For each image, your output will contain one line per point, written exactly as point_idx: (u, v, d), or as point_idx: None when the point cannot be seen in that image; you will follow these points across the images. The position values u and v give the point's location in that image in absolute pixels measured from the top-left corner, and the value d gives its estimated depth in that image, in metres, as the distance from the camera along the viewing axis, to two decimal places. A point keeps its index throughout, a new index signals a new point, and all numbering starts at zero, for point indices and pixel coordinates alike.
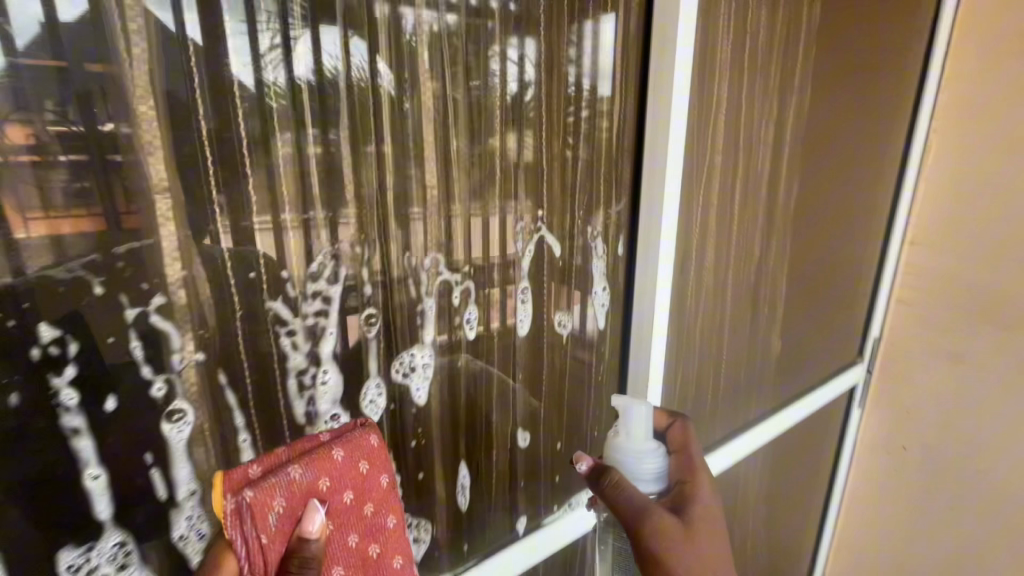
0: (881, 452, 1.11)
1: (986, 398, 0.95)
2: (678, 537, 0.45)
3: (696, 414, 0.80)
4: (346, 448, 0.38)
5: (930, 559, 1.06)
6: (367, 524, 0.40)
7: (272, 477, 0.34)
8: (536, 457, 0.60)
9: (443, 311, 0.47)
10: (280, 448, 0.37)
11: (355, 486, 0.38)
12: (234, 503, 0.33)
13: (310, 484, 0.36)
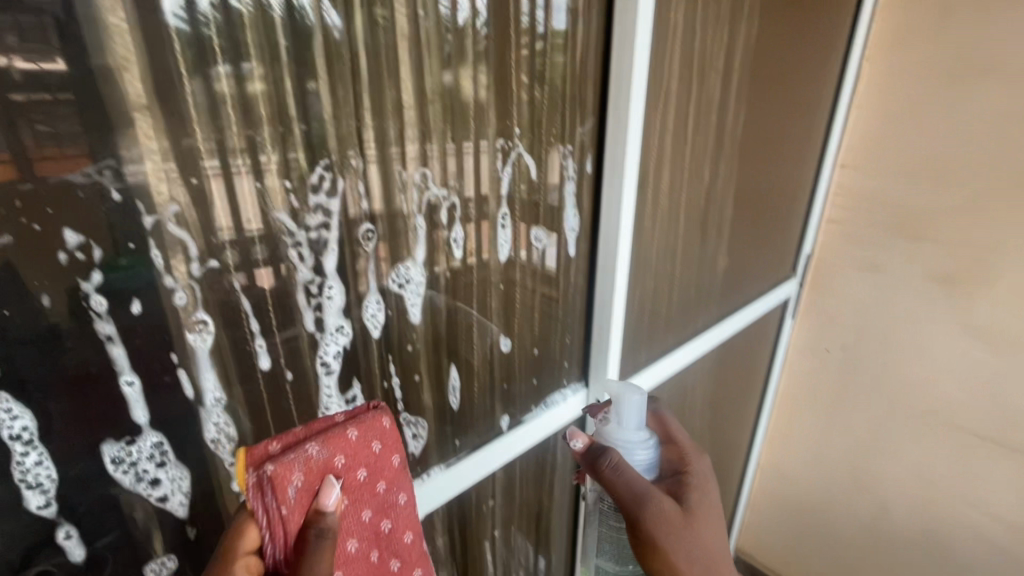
0: (808, 355, 1.26)
1: (893, 302, 1.09)
2: (676, 519, 0.54)
3: (652, 324, 0.89)
4: (359, 428, 0.43)
5: (844, 443, 1.24)
6: (379, 498, 0.46)
7: (292, 457, 0.39)
8: (515, 363, 0.66)
9: (431, 228, 0.51)
10: (297, 426, 0.42)
11: (367, 464, 0.44)
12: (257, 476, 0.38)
13: (327, 462, 0.41)
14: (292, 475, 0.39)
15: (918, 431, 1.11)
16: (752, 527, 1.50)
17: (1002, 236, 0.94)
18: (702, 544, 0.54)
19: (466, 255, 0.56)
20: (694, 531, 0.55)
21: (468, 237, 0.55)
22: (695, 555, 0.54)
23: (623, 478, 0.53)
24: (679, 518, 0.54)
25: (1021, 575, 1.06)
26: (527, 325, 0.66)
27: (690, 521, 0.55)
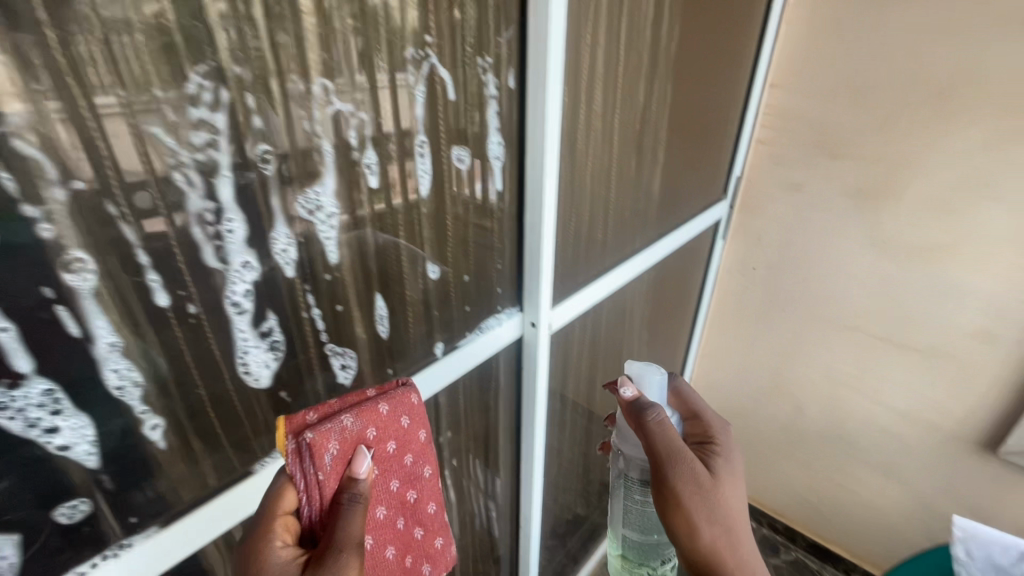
0: (737, 274, 1.32)
1: (814, 219, 1.15)
2: (706, 480, 0.62)
3: (588, 249, 0.90)
4: (386, 403, 0.53)
5: (766, 354, 1.35)
6: (402, 469, 0.56)
7: (330, 426, 0.48)
8: (447, 288, 0.65)
9: (338, 151, 0.47)
10: (331, 401, 0.51)
11: (393, 436, 0.54)
12: (297, 443, 0.47)
13: (359, 432, 0.50)
14: (329, 442, 0.48)
15: (830, 339, 1.21)
16: None
17: (912, 152, 0.99)
18: (726, 506, 0.63)
19: (383, 181, 0.52)
20: (721, 495, 0.63)
21: (382, 160, 0.51)
22: (720, 516, 0.62)
23: (665, 433, 0.62)
24: (708, 480, 0.63)
25: (904, 458, 1.21)
26: (459, 252, 0.65)
27: (717, 485, 0.64)
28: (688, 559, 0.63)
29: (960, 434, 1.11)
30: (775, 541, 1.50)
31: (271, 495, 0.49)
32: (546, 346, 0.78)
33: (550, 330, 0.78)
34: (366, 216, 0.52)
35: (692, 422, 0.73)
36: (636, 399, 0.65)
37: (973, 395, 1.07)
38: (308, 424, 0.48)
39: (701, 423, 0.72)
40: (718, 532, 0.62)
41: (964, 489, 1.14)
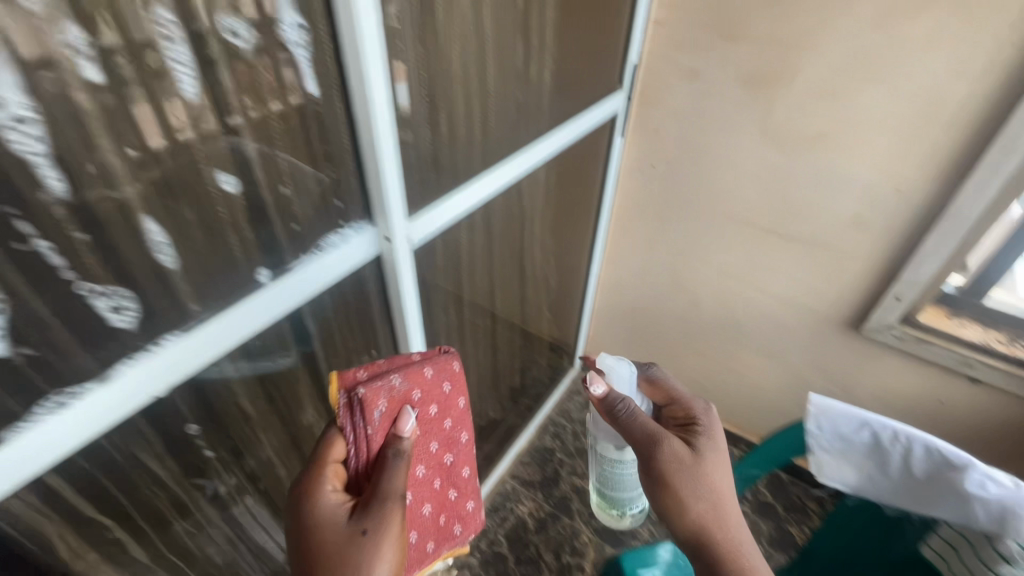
0: (638, 173, 1.28)
1: (713, 109, 1.09)
2: (685, 459, 0.72)
3: (469, 136, 0.83)
4: (430, 368, 0.70)
5: (665, 252, 1.36)
6: (441, 432, 0.74)
7: (379, 382, 0.64)
8: (257, 202, 0.55)
9: (3, 13, 0.33)
10: (380, 364, 0.67)
11: (433, 398, 0.71)
12: (349, 396, 0.63)
13: (405, 391, 0.67)
14: (378, 399, 0.64)
15: (721, 234, 1.23)
16: (595, 332, 1.71)
17: (801, 32, 0.94)
18: (711, 482, 0.72)
19: (109, 73, 0.39)
20: (706, 472, 0.72)
21: (97, 40, 0.38)
22: (706, 490, 0.71)
23: (635, 422, 0.73)
24: (688, 458, 0.73)
25: (783, 341, 1.30)
26: (266, 163, 0.54)
27: (700, 462, 0.73)
28: (686, 534, 0.71)
29: (830, 316, 1.19)
30: None
31: (328, 441, 0.65)
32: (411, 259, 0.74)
33: (410, 242, 0.72)
34: (90, 121, 0.40)
35: (672, 406, 0.82)
36: (607, 396, 0.75)
37: (844, 279, 1.13)
38: (358, 380, 0.65)
39: (683, 407, 0.80)
40: (706, 506, 0.70)
41: (830, 364, 1.25)
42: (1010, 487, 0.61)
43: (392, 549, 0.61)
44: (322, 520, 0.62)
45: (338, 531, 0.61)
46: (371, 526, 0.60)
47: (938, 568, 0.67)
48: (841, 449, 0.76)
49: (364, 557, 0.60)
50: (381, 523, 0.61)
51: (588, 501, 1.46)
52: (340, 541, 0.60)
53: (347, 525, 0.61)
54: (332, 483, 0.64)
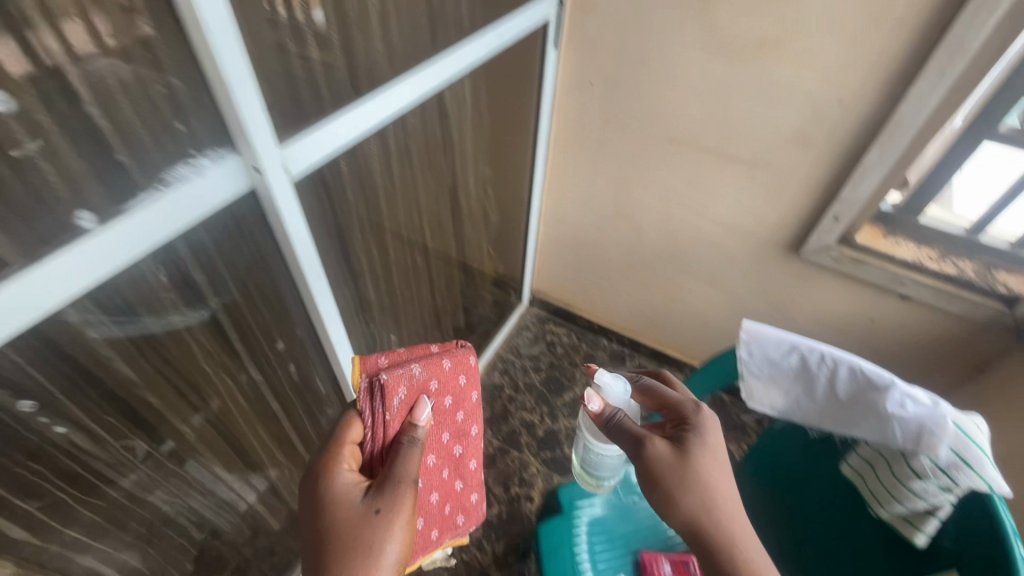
0: (577, 90, 1.18)
1: (653, 14, 0.99)
2: (668, 459, 0.68)
3: (367, 47, 0.71)
4: (448, 360, 0.75)
5: (607, 178, 1.29)
6: (453, 423, 0.77)
7: (399, 369, 0.70)
8: (64, 128, 0.44)
9: None
10: (400, 352, 0.73)
11: (449, 388, 0.75)
12: (369, 381, 0.69)
13: (421, 379, 0.71)
14: (398, 386, 0.69)
15: (663, 157, 1.16)
16: (542, 265, 1.66)
17: None
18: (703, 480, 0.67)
19: None
20: (692, 469, 0.67)
21: None
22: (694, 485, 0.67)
23: (629, 433, 0.71)
24: (672, 458, 0.68)
25: (723, 268, 1.28)
26: (65, 80, 0.43)
27: (686, 461, 0.68)
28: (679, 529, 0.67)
29: (771, 240, 1.16)
30: (621, 353, 1.66)
31: (343, 424, 0.71)
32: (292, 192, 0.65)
33: (289, 173, 0.63)
34: None
35: (669, 411, 0.77)
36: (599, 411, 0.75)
37: (786, 201, 1.09)
38: (378, 365, 0.71)
39: (677, 410, 0.76)
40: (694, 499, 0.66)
41: (770, 288, 1.24)
42: (927, 406, 0.60)
43: (401, 531, 0.65)
44: (336, 497, 0.65)
45: (351, 508, 0.64)
46: (383, 505, 0.64)
47: (856, 485, 0.68)
48: (770, 375, 0.75)
49: (374, 534, 0.63)
50: (392, 503, 0.64)
51: (536, 434, 1.48)
52: (353, 516, 0.64)
53: (361, 504, 0.65)
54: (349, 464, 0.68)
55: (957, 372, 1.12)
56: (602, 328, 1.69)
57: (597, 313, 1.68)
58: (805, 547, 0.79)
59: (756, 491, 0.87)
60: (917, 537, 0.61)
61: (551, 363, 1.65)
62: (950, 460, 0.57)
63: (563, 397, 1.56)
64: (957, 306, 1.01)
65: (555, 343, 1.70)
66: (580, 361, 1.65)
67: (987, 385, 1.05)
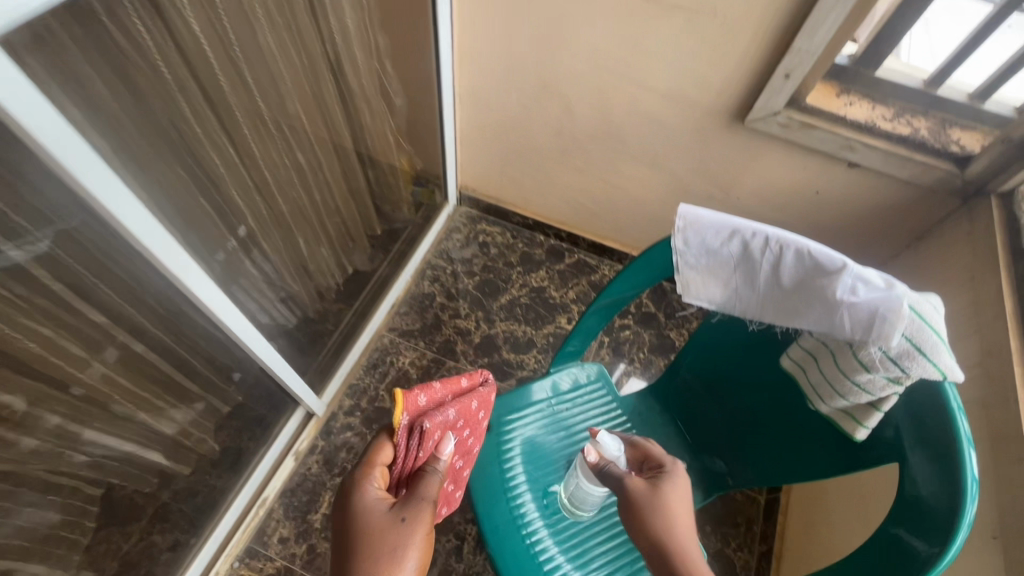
0: None
1: None
2: (640, 490, 0.63)
3: None
4: (476, 402, 0.75)
5: (526, 42, 1.07)
6: (463, 446, 0.75)
7: (437, 414, 0.67)
8: None
9: None
10: (434, 387, 0.69)
11: (469, 423, 0.74)
12: (409, 421, 0.65)
13: (452, 420, 0.70)
14: (436, 429, 0.67)
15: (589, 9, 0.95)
16: (466, 157, 1.46)
17: None
18: (670, 517, 0.61)
19: None
20: (661, 501, 0.62)
21: None
22: (659, 517, 0.61)
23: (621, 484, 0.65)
24: (647, 492, 0.63)
25: (660, 146, 1.14)
26: None
27: (658, 495, 0.63)
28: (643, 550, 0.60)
29: (714, 108, 1.02)
30: (559, 249, 1.56)
31: (371, 448, 0.67)
32: (26, 80, 0.47)
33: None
34: None
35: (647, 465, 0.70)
36: (597, 466, 0.69)
37: (732, 59, 0.92)
38: (418, 404, 0.67)
39: (655, 462, 0.69)
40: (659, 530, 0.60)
41: (712, 166, 1.12)
42: (881, 288, 0.51)
43: (421, 547, 0.63)
44: (363, 510, 0.64)
45: (378, 516, 0.63)
46: (409, 516, 0.63)
47: (796, 378, 0.62)
48: (708, 266, 0.64)
49: (398, 543, 0.62)
50: (418, 516, 0.64)
51: (472, 341, 1.40)
52: (379, 525, 0.63)
53: (387, 512, 0.64)
54: (377, 481, 0.66)
55: (898, 240, 1.08)
56: (537, 224, 1.55)
57: (531, 208, 1.53)
58: (743, 440, 0.76)
59: (695, 385, 0.82)
60: (858, 431, 0.56)
61: (485, 265, 1.53)
62: (903, 349, 0.50)
63: (499, 300, 1.47)
64: (905, 172, 0.93)
65: (488, 243, 1.57)
66: (516, 261, 1.54)
67: (925, 252, 1.02)
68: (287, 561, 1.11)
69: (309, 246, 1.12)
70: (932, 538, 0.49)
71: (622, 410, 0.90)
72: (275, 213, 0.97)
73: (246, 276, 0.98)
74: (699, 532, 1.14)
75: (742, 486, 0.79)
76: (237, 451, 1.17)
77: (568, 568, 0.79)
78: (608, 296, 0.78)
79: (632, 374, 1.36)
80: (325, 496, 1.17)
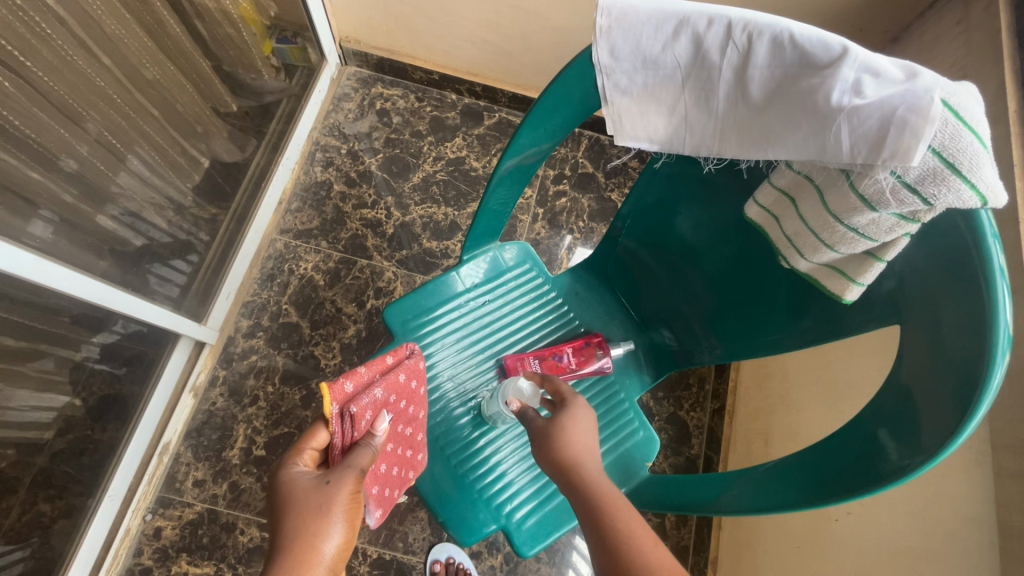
0: None
1: None
2: (542, 421, 0.55)
3: None
4: (404, 374, 0.59)
5: None
6: (405, 415, 0.60)
7: (367, 396, 0.54)
8: None
9: None
10: (362, 369, 0.55)
11: (407, 403, 0.60)
12: (338, 408, 0.51)
13: (384, 402, 0.56)
14: (366, 412, 0.54)
15: None
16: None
17: None
18: (567, 443, 0.52)
19: None
20: (559, 427, 0.54)
21: None
22: (553, 441, 0.53)
23: (531, 424, 0.56)
24: (546, 422, 0.55)
25: None
26: None
27: (554, 422, 0.54)
28: (550, 473, 0.52)
29: None
30: (476, 109, 1.30)
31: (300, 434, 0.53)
32: None
33: None
34: None
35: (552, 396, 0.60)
36: (522, 414, 0.59)
37: None
38: (344, 389, 0.52)
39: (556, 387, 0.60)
40: (558, 450, 0.52)
41: None
42: (898, 81, 0.34)
43: (350, 517, 0.49)
44: (280, 484, 0.49)
45: (299, 485, 0.49)
46: (337, 478, 0.50)
47: (765, 229, 0.47)
48: (646, 85, 0.44)
49: (322, 511, 0.47)
50: (347, 475, 0.50)
51: (384, 233, 1.19)
52: (299, 493, 0.48)
53: (311, 476, 0.50)
54: (304, 463, 0.51)
55: (867, 47, 0.89)
56: (444, 79, 1.27)
57: (434, 58, 1.23)
58: (700, 311, 0.63)
59: (641, 253, 0.67)
60: (849, 292, 0.43)
61: (389, 138, 1.26)
62: (928, 169, 0.33)
63: (410, 180, 1.23)
64: None
65: (388, 111, 1.28)
66: (425, 129, 1.28)
67: (901, 56, 0.84)
68: (209, 503, 0.99)
69: (130, 135, 0.83)
70: (946, 408, 0.38)
71: (555, 292, 0.75)
72: (41, 85, 0.68)
73: (34, 187, 0.71)
74: (652, 401, 1.08)
75: (694, 364, 0.68)
76: (116, 400, 0.97)
77: (506, 480, 0.68)
78: (513, 157, 0.57)
79: (575, 246, 1.20)
80: (238, 429, 1.03)
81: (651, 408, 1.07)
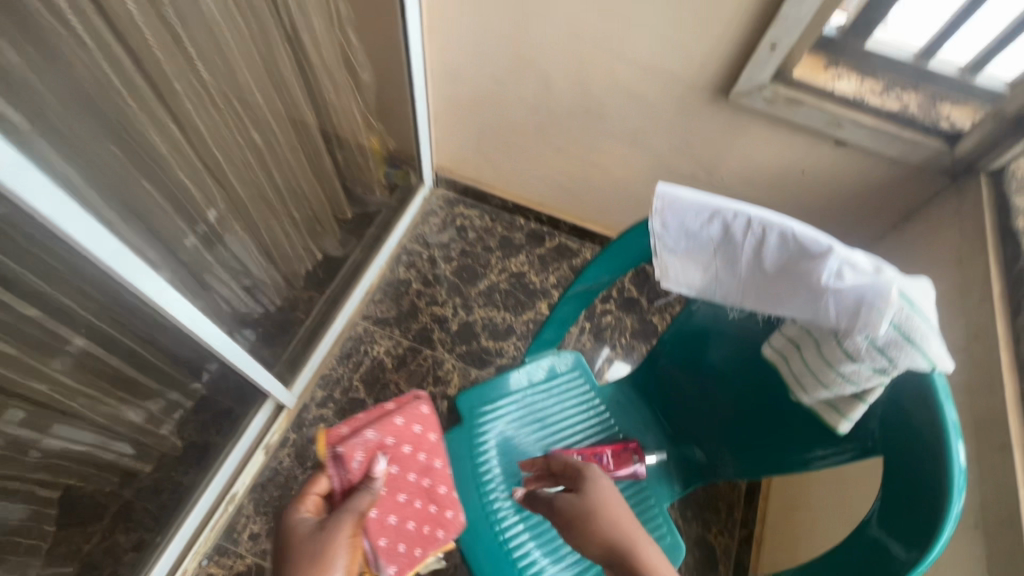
0: None
1: None
2: (574, 503, 0.63)
3: None
4: (400, 416, 0.72)
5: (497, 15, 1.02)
6: (411, 463, 0.71)
7: (357, 437, 0.68)
8: None
9: None
10: (358, 417, 0.70)
11: (410, 449, 0.71)
12: (331, 451, 0.66)
13: (378, 444, 0.69)
14: (356, 453, 0.67)
15: None
16: (442, 138, 1.40)
17: None
18: (604, 528, 0.60)
19: None
20: (594, 509, 0.62)
21: None
22: (593, 524, 0.60)
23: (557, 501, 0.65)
24: (573, 502, 0.63)
25: (642, 126, 1.09)
26: None
27: (585, 502, 0.62)
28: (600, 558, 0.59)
29: (695, 85, 0.97)
30: (540, 232, 1.51)
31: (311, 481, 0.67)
32: None
33: None
34: None
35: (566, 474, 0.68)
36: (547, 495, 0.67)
37: (714, 32, 0.87)
38: (339, 435, 0.68)
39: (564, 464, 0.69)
40: (599, 534, 0.60)
41: (695, 148, 1.08)
42: (869, 273, 0.48)
43: (347, 558, 0.59)
44: (286, 528, 0.61)
45: (301, 529, 0.60)
46: (333, 523, 0.61)
47: (778, 367, 0.59)
48: (688, 250, 0.60)
49: (320, 553, 0.58)
50: (343, 519, 0.61)
51: (449, 329, 1.35)
52: (298, 536, 0.59)
53: (309, 522, 0.61)
54: (309, 509, 0.63)
55: (882, 222, 1.05)
56: (517, 206, 1.50)
57: (510, 188, 1.47)
58: (725, 430, 0.73)
59: (677, 373, 0.79)
60: (841, 424, 0.54)
61: (463, 250, 1.48)
62: (890, 338, 0.47)
63: (477, 286, 1.42)
64: (894, 151, 0.89)
65: (466, 227, 1.51)
66: (495, 245, 1.49)
67: (914, 233, 0.98)
68: (258, 557, 1.08)
69: (274, 233, 1.07)
70: (919, 532, 0.48)
71: (600, 399, 0.87)
72: (231, 196, 0.93)
73: (201, 266, 0.93)
74: (681, 519, 1.12)
75: (720, 478, 0.77)
76: (203, 448, 1.12)
77: (543, 563, 0.75)
78: (582, 283, 0.73)
79: (615, 359, 1.33)
80: (297, 490, 1.14)
81: (681, 527, 1.11)
